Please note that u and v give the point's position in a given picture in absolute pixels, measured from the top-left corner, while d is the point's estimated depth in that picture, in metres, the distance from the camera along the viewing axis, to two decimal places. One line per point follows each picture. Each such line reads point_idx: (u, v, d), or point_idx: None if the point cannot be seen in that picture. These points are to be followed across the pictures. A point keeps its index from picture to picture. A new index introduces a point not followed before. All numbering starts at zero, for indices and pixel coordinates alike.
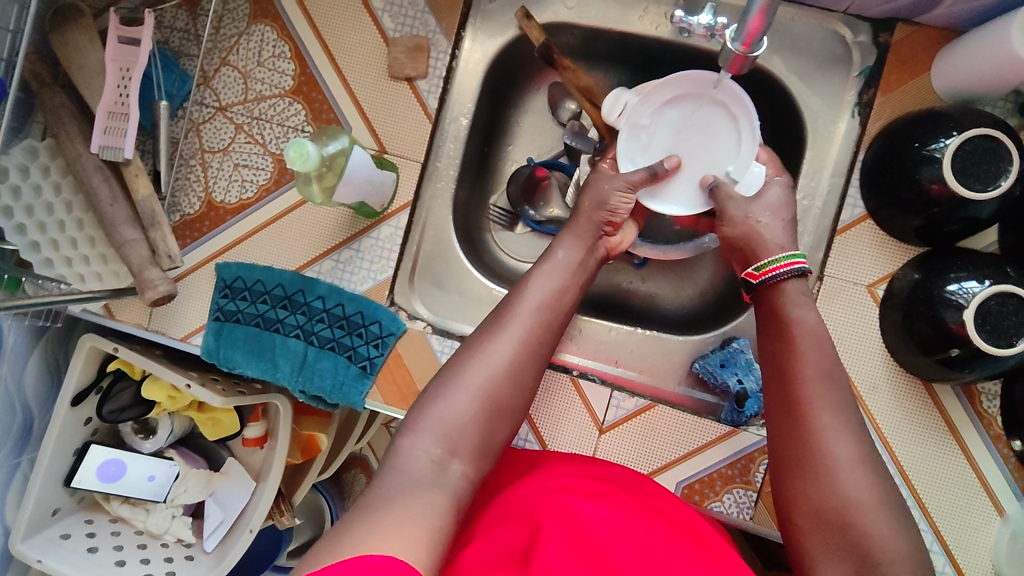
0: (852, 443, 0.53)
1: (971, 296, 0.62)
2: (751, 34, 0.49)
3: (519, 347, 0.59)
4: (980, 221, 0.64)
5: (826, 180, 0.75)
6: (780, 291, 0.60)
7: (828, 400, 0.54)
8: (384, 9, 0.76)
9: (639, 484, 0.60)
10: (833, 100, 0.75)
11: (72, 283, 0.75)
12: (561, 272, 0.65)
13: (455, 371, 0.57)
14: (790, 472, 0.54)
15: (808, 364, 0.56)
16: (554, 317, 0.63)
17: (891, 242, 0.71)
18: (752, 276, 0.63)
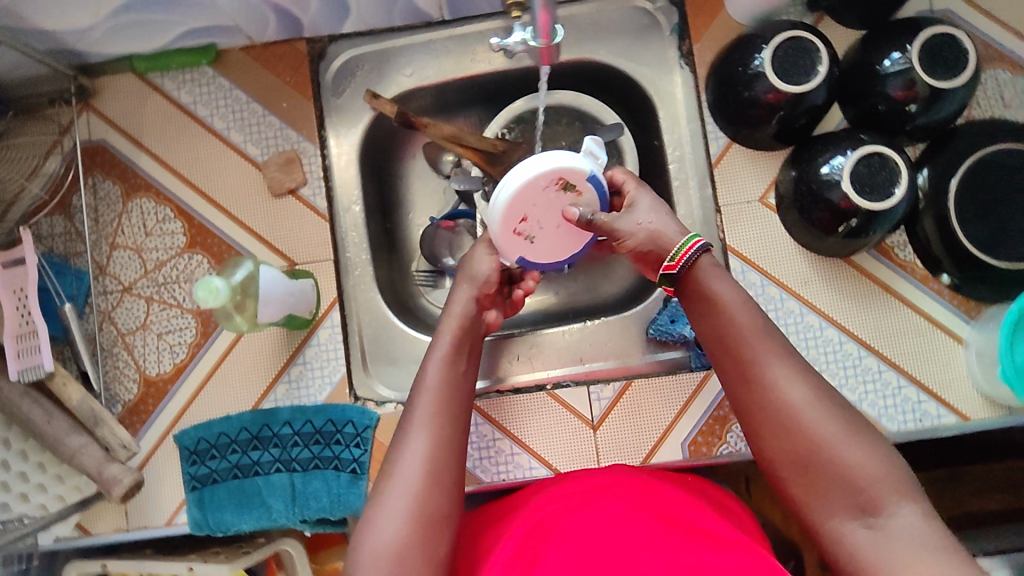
0: (808, 390, 0.52)
1: (842, 169, 0.68)
2: (545, 27, 0.56)
3: (432, 449, 0.55)
4: (819, 107, 0.72)
5: (685, 128, 0.82)
6: (707, 277, 0.58)
7: (768, 353, 0.54)
8: (245, 140, 0.80)
9: (642, 485, 0.59)
10: (661, 63, 0.83)
11: (36, 514, 0.73)
12: (447, 354, 0.62)
13: (375, 501, 0.54)
14: (755, 427, 0.54)
15: (741, 323, 0.55)
16: (454, 401, 0.59)
17: (762, 154, 0.78)
18: (670, 269, 0.59)
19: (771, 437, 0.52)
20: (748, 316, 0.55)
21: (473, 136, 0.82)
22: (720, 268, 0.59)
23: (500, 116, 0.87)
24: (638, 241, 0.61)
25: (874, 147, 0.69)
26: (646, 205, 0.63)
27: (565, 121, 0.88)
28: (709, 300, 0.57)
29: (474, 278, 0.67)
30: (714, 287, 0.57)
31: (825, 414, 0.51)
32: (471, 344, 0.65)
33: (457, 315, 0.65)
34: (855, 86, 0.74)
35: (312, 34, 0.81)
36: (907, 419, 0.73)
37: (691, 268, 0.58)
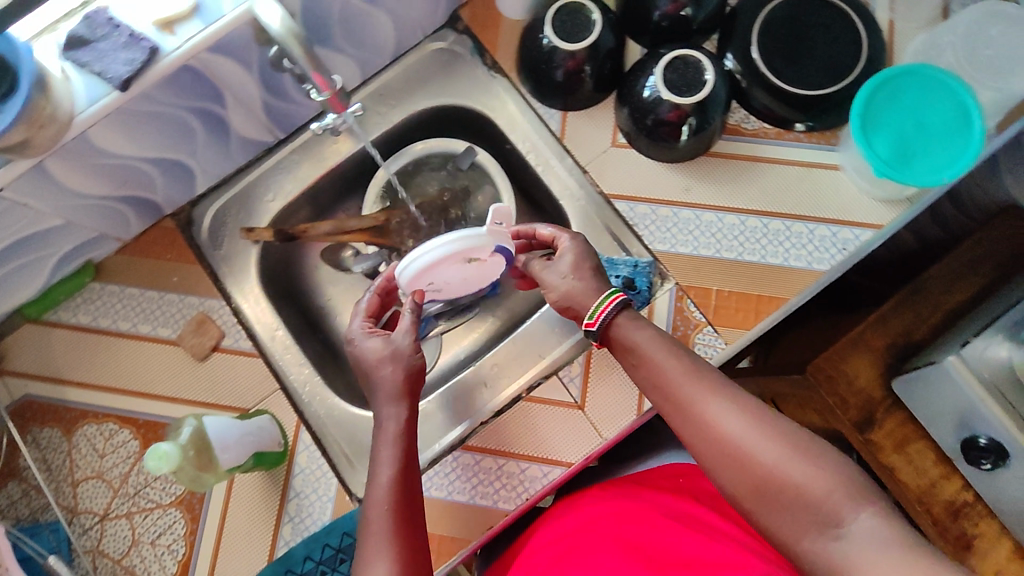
0: (743, 420, 0.57)
1: (657, 86, 0.75)
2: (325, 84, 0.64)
3: (394, 569, 0.56)
4: (614, 48, 0.80)
5: (523, 121, 0.87)
6: (627, 332, 0.64)
7: (697, 390, 0.59)
8: (155, 325, 0.82)
9: (626, 516, 0.70)
10: (479, 82, 0.88)
11: None
12: (395, 453, 0.63)
13: None
14: (701, 450, 0.58)
15: (670, 371, 0.61)
16: (409, 511, 0.60)
17: (595, 108, 0.84)
18: (592, 325, 0.65)
19: (721, 458, 0.57)
20: (671, 362, 0.61)
21: (353, 219, 0.86)
22: (638, 319, 0.65)
23: (371, 189, 0.90)
24: (561, 295, 0.68)
25: (673, 53, 0.76)
26: (569, 262, 0.68)
27: (429, 165, 0.92)
28: (637, 360, 0.63)
29: (395, 364, 0.67)
30: (636, 342, 0.63)
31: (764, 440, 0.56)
32: (411, 441, 0.65)
33: (395, 415, 0.65)
34: (634, 18, 0.83)
35: (172, 207, 0.85)
36: (835, 251, 0.78)
37: (613, 323, 0.65)
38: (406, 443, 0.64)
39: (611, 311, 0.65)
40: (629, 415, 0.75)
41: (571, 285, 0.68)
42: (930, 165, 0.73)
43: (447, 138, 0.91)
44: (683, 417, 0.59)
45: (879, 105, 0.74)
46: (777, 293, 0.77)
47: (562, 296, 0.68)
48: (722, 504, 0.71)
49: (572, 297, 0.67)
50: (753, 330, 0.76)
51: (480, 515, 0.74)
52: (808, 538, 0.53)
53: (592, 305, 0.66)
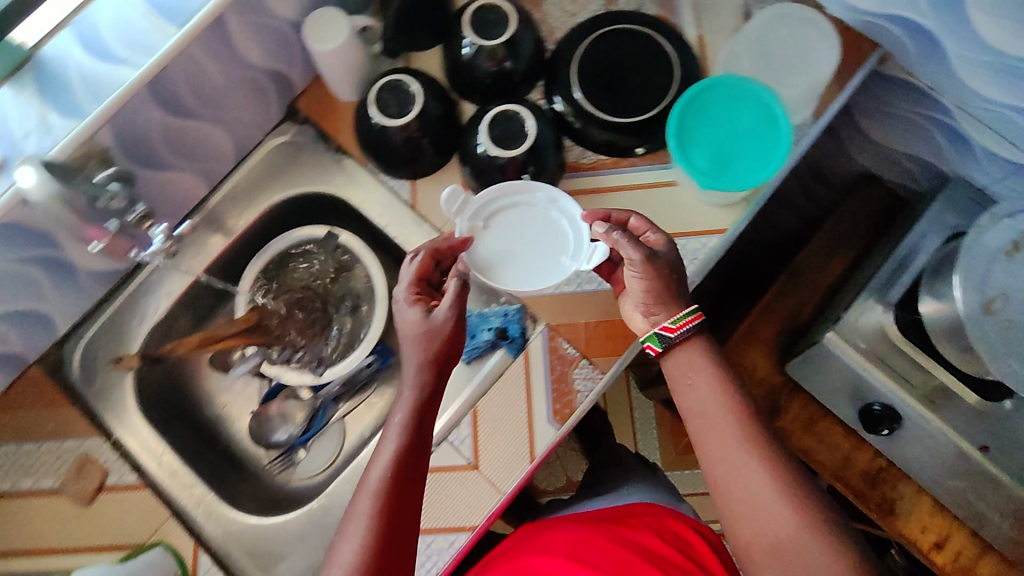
0: (774, 476, 0.65)
1: (485, 142, 0.77)
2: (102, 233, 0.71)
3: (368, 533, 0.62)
4: (443, 114, 0.82)
5: (376, 194, 0.87)
6: (687, 366, 0.72)
7: (728, 420, 0.69)
8: (34, 479, 0.79)
9: (582, 539, 0.81)
10: (328, 166, 0.88)
11: None
12: (399, 434, 0.66)
13: None
14: (717, 461, 0.68)
15: (723, 414, 0.69)
16: (397, 499, 0.63)
17: (442, 172, 0.86)
18: (670, 329, 0.71)
19: (729, 479, 0.67)
20: (712, 391, 0.70)
21: (223, 328, 0.83)
22: (702, 347, 0.73)
23: (245, 279, 0.87)
24: (635, 288, 0.72)
25: (493, 108, 0.78)
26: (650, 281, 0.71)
27: (300, 252, 0.90)
28: (690, 382, 0.71)
29: (429, 334, 0.68)
30: (694, 386, 0.71)
31: (781, 476, 0.66)
32: (431, 403, 0.68)
33: (407, 395, 0.68)
34: (461, 80, 0.85)
35: (37, 354, 0.82)
36: (688, 262, 0.81)
37: (677, 345, 0.72)
38: (413, 435, 0.66)
39: (685, 331, 0.72)
40: (521, 466, 0.76)
41: (647, 283, 0.71)
42: (748, 165, 0.77)
43: (310, 226, 0.89)
44: (717, 434, 0.69)
45: (688, 126, 0.79)
46: None
47: (643, 296, 0.72)
48: (680, 543, 0.81)
49: (649, 303, 0.72)
50: (626, 354, 0.78)
51: None
52: None
53: (674, 313, 0.72)
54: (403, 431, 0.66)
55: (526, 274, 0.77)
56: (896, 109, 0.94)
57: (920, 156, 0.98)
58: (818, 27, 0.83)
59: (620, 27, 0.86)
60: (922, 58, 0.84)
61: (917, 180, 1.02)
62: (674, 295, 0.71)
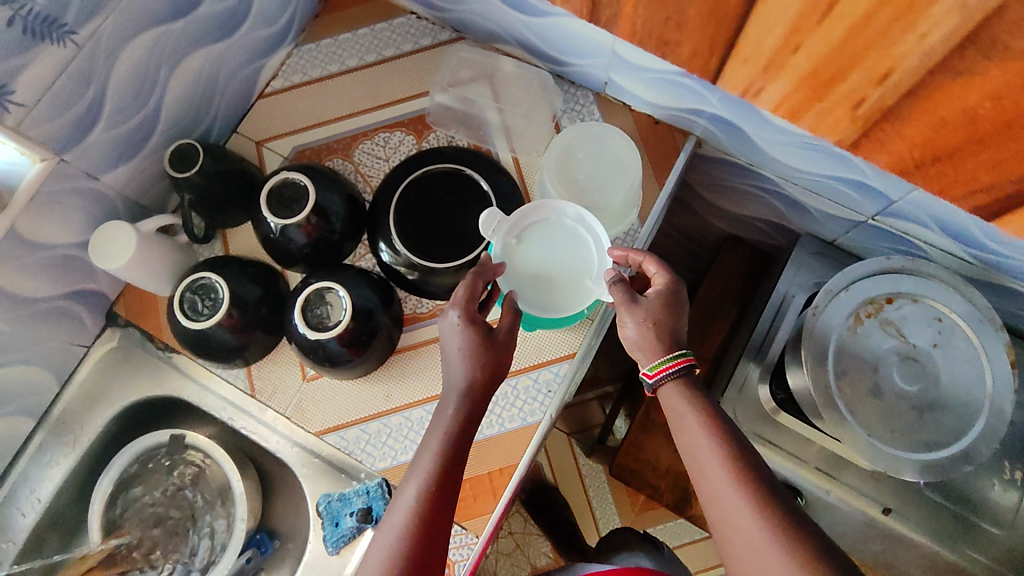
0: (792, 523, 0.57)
1: (302, 327, 0.74)
2: None
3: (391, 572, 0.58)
4: (263, 296, 0.79)
5: (217, 387, 0.85)
6: (680, 402, 0.66)
7: (739, 474, 0.61)
8: None
9: None
10: (162, 369, 0.87)
11: None
12: (442, 434, 0.65)
13: (383, 527, 0.62)
14: (726, 525, 0.60)
15: (736, 447, 0.63)
16: (450, 476, 0.64)
17: (276, 351, 0.82)
18: (651, 376, 0.67)
19: (727, 529, 0.60)
20: (711, 455, 0.62)
21: (74, 568, 0.79)
22: (695, 389, 0.67)
23: (96, 498, 0.82)
24: (633, 336, 0.68)
25: (307, 288, 0.75)
26: (637, 315, 0.67)
27: (148, 459, 0.87)
28: (680, 425, 0.65)
29: (469, 353, 0.67)
30: (690, 419, 0.65)
31: (799, 533, 0.57)
32: (466, 431, 0.66)
33: (449, 402, 0.67)
34: (276, 256, 0.83)
35: None
36: (542, 397, 0.78)
37: (676, 388, 0.66)
38: (432, 502, 0.62)
39: (669, 377, 0.66)
40: None
41: (641, 333, 0.67)
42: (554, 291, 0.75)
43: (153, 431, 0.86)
44: (724, 503, 0.60)
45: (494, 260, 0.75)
46: (505, 464, 0.76)
47: (637, 339, 0.68)
48: None
49: (640, 348, 0.68)
50: (495, 511, 0.75)
51: None
52: None
53: (659, 355, 0.67)
54: (436, 464, 0.64)
55: (536, 292, 0.75)
56: (731, 183, 0.93)
57: (767, 217, 0.97)
58: (617, 139, 0.85)
59: (434, 166, 0.84)
60: (732, 139, 0.82)
61: (773, 236, 1.01)
62: (673, 335, 0.67)
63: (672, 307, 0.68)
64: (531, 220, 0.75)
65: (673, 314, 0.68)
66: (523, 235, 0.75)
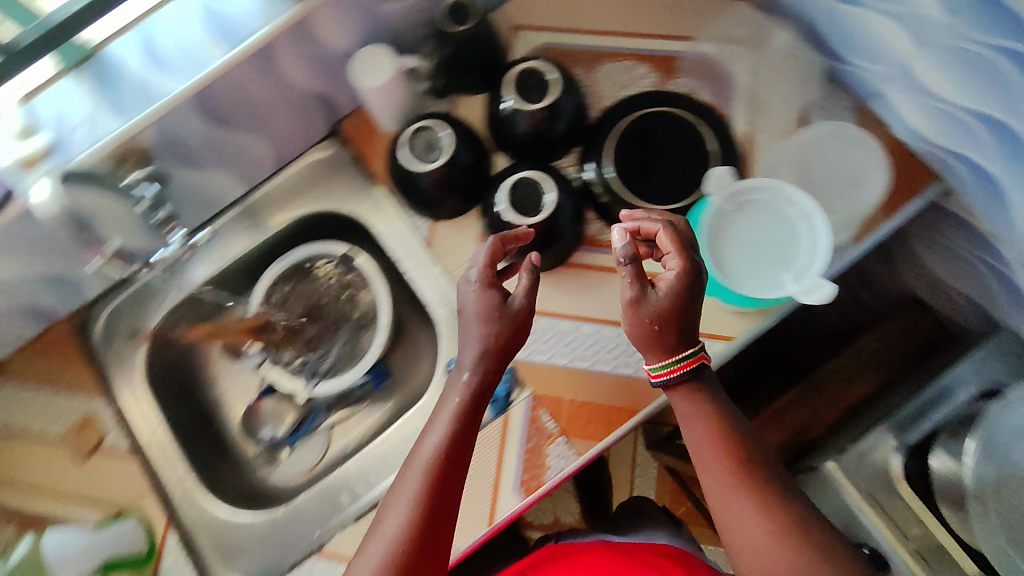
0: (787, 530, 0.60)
1: (501, 203, 0.78)
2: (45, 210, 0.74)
3: (414, 520, 0.62)
4: (472, 163, 0.83)
5: (400, 226, 0.91)
6: (686, 398, 0.67)
7: (742, 485, 0.63)
8: (43, 424, 0.87)
9: None
10: (359, 190, 0.93)
11: None
12: (462, 384, 0.67)
13: (403, 475, 0.65)
14: (735, 532, 0.62)
15: (740, 457, 0.65)
16: (468, 426, 0.66)
17: (462, 218, 0.87)
18: (656, 374, 0.66)
19: (732, 522, 0.63)
20: (712, 452, 0.65)
21: (233, 322, 0.91)
22: (712, 387, 0.68)
23: (268, 275, 0.94)
24: (632, 332, 0.65)
25: (519, 172, 0.80)
26: (641, 312, 0.63)
27: (312, 265, 0.96)
28: (682, 416, 0.68)
29: (506, 314, 0.68)
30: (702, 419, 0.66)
31: (799, 541, 0.60)
32: (488, 386, 0.68)
33: (470, 353, 0.67)
34: (497, 133, 0.87)
35: (66, 312, 0.91)
36: None
37: (673, 386, 0.67)
38: (446, 458, 0.64)
39: (671, 378, 0.66)
40: (472, 530, 0.75)
41: (641, 330, 0.64)
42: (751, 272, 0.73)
43: (332, 242, 0.96)
44: (736, 513, 0.62)
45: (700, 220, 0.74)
46: (628, 405, 0.77)
47: (638, 335, 0.65)
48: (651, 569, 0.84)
49: (642, 345, 0.66)
50: (602, 443, 0.76)
51: None
52: None
53: (664, 356, 0.65)
54: (454, 415, 0.66)
55: (734, 264, 0.73)
56: (952, 246, 0.88)
57: (971, 294, 0.91)
58: (872, 153, 0.82)
59: (671, 110, 0.85)
60: (987, 201, 0.78)
61: (966, 317, 0.95)
62: (681, 334, 0.64)
63: (682, 300, 0.63)
64: (751, 196, 0.74)
65: (678, 315, 0.63)
66: (738, 206, 0.74)
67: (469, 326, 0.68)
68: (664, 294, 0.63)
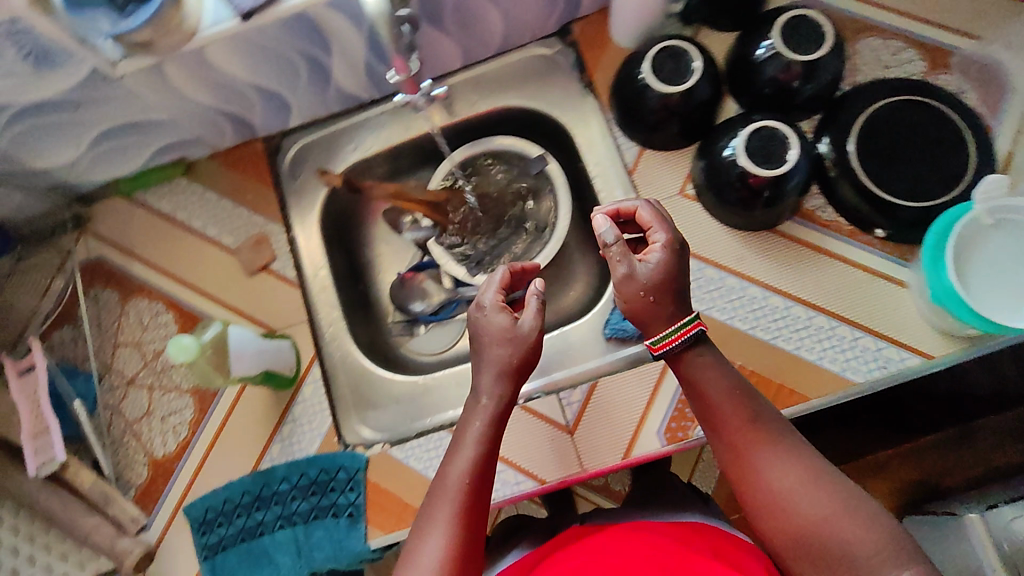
0: (799, 477, 0.59)
1: (737, 149, 0.75)
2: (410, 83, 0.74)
3: (454, 545, 0.57)
4: (708, 100, 0.80)
5: (602, 144, 0.87)
6: (697, 368, 0.64)
7: (758, 442, 0.61)
8: (219, 231, 0.91)
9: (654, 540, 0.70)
10: (572, 97, 0.90)
11: None
12: (491, 379, 0.63)
13: (432, 503, 0.60)
14: (754, 487, 0.61)
15: (743, 422, 0.62)
16: (493, 441, 0.62)
17: (674, 153, 0.84)
18: (655, 348, 0.64)
19: (750, 481, 0.61)
20: (726, 407, 0.63)
21: (417, 191, 0.90)
22: (709, 347, 0.65)
23: (460, 152, 0.94)
24: (630, 308, 0.64)
25: (763, 121, 0.75)
26: (637, 279, 0.63)
27: (497, 163, 0.96)
28: (705, 355, 0.64)
29: (522, 338, 0.63)
30: (707, 387, 0.64)
31: (807, 492, 0.58)
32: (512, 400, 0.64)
33: (490, 386, 0.63)
34: (738, 78, 0.82)
35: (265, 132, 0.93)
36: (873, 366, 0.75)
37: (680, 354, 0.64)
38: (475, 481, 0.60)
39: (673, 345, 0.63)
40: (609, 457, 0.77)
41: (642, 306, 0.63)
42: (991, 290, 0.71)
43: (530, 142, 0.94)
44: (755, 475, 0.60)
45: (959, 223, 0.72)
46: (798, 389, 0.76)
47: (632, 311, 0.64)
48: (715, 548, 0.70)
49: (638, 319, 0.65)
50: None
51: None
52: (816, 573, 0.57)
53: (659, 330, 0.64)
54: (480, 437, 0.62)
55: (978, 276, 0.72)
56: None
57: None
58: None
59: (938, 105, 0.79)
60: None
61: None
62: (677, 296, 0.63)
63: (671, 262, 0.63)
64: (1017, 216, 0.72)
65: (673, 281, 0.63)
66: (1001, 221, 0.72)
67: (492, 322, 0.64)
68: (647, 266, 0.63)
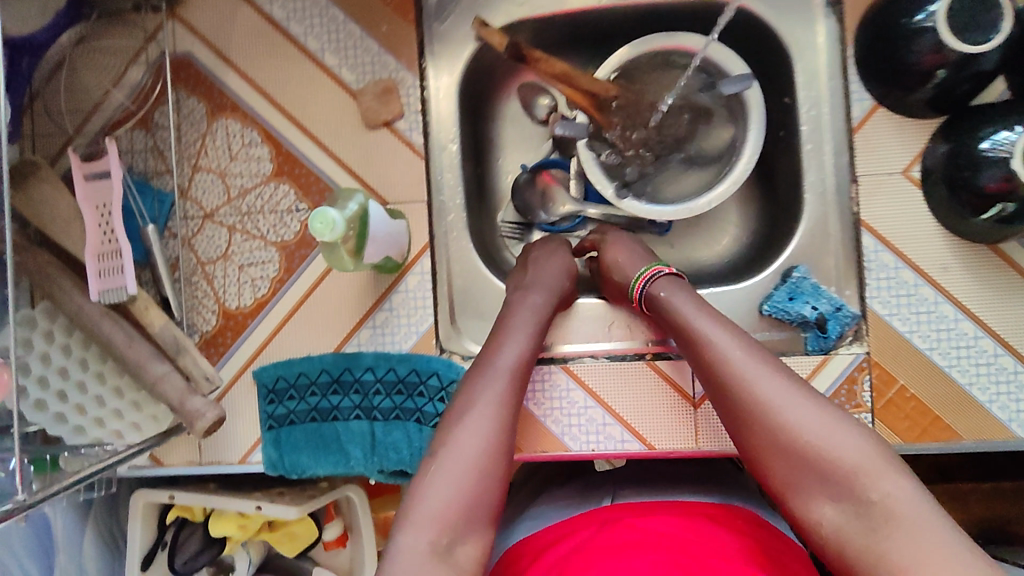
0: (782, 389, 0.57)
1: (1009, 146, 0.60)
2: None
3: (490, 426, 0.59)
4: (988, 73, 0.63)
5: (826, 85, 0.72)
6: (677, 303, 0.65)
7: (734, 360, 0.59)
8: (340, 63, 0.74)
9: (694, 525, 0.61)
10: (805, 11, 0.72)
11: (110, 420, 0.70)
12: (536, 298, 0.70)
13: (463, 390, 0.62)
14: (739, 414, 0.58)
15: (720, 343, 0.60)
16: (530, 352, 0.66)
17: (912, 121, 0.69)
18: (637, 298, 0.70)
19: (736, 403, 0.58)
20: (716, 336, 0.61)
21: (583, 76, 0.70)
22: (685, 286, 0.67)
23: (648, 40, 0.75)
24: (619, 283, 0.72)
25: None
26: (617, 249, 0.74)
27: (681, 68, 0.77)
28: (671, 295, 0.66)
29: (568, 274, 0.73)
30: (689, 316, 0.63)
31: (789, 405, 0.56)
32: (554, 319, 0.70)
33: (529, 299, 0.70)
34: None
35: None
36: None
37: (655, 297, 0.67)
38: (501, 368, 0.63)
39: (652, 276, 0.69)
40: (729, 442, 0.70)
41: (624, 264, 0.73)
42: None
43: (730, 51, 0.75)
44: (740, 397, 0.58)
45: None
46: (954, 424, 0.68)
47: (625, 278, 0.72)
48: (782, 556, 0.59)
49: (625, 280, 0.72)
50: (906, 445, 0.69)
51: (539, 432, 0.73)
52: (820, 501, 0.54)
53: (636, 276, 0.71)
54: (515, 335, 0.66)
55: None
56: None
57: None
58: None
59: None
60: None
61: None
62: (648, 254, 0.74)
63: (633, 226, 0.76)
64: None
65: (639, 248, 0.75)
66: None
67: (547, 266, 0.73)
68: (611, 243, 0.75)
